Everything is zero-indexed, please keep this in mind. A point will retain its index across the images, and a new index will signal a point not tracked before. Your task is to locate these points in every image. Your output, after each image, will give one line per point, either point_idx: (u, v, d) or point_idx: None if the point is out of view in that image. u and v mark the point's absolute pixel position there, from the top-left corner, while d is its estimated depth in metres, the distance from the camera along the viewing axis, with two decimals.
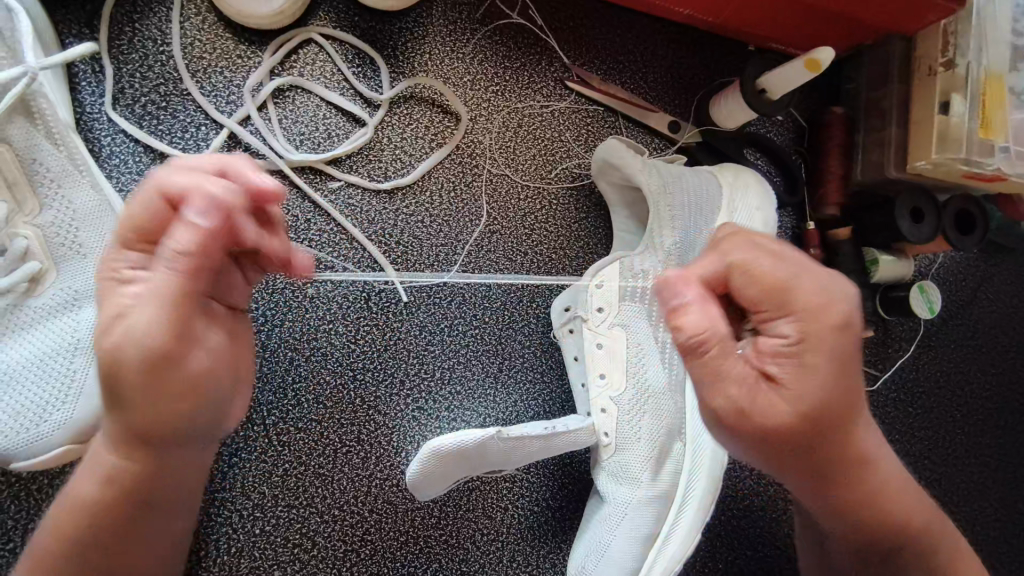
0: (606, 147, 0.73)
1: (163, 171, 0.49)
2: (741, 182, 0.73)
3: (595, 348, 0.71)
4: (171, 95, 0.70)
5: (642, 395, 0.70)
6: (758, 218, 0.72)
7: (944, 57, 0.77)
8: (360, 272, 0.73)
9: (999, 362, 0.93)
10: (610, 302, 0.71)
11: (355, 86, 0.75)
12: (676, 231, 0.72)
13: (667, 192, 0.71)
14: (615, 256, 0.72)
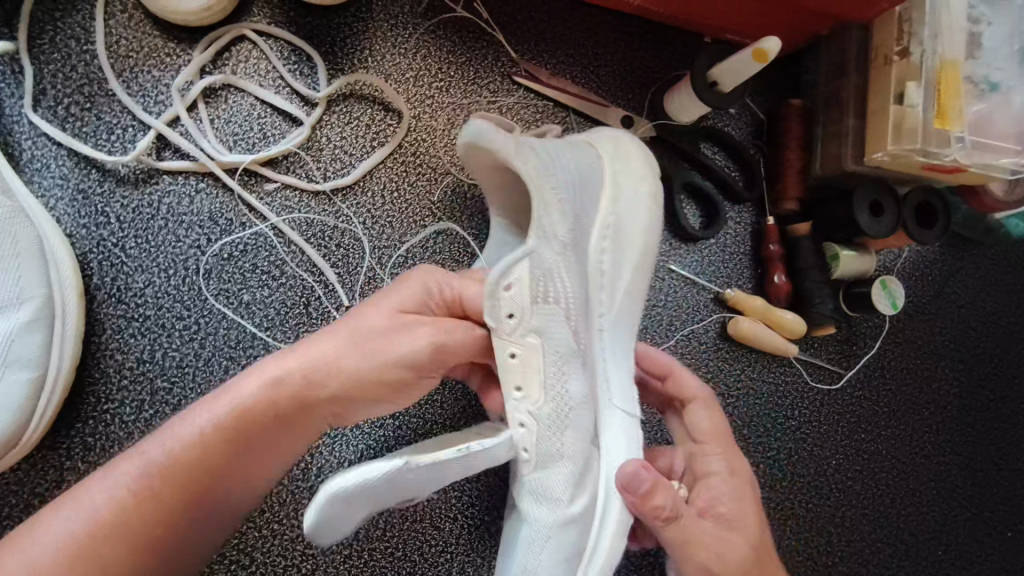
0: (477, 130, 0.63)
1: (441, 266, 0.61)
2: (620, 149, 0.73)
3: (505, 358, 0.59)
4: (96, 96, 0.68)
5: (564, 410, 0.60)
6: (645, 188, 0.72)
7: (899, 45, 0.75)
8: (299, 278, 0.71)
9: (967, 357, 0.92)
10: (522, 310, 0.59)
11: (291, 85, 0.73)
12: (568, 216, 0.65)
13: (546, 172, 0.65)
14: (524, 252, 0.60)
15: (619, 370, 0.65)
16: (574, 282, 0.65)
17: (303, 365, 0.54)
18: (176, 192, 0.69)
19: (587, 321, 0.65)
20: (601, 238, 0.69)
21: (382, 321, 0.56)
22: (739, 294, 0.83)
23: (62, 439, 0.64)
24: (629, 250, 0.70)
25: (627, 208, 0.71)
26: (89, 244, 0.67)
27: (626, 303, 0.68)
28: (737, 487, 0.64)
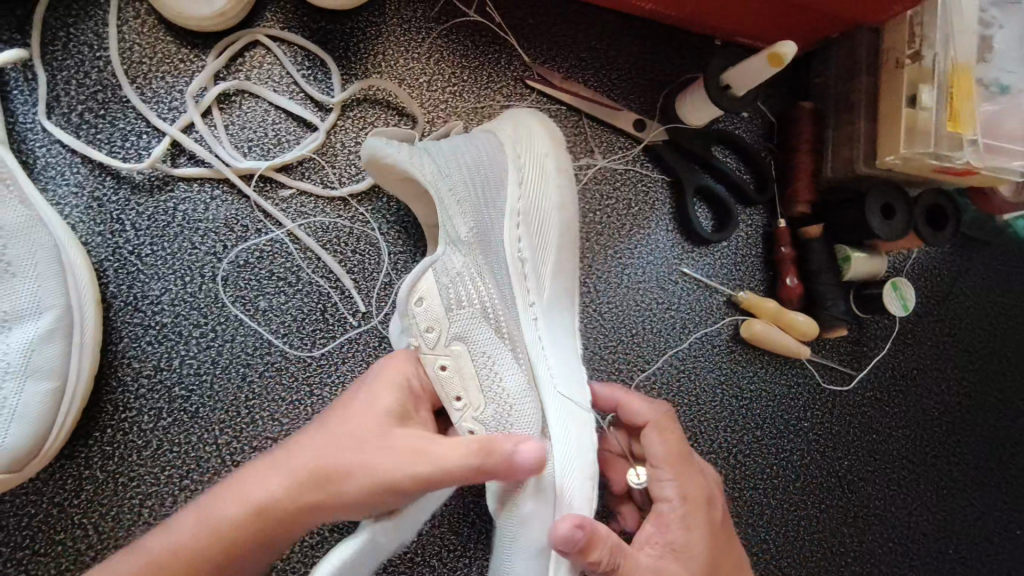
0: (371, 148, 0.62)
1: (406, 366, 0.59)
2: (523, 130, 0.68)
3: (437, 370, 0.59)
4: (109, 103, 0.67)
5: (503, 408, 0.60)
6: (550, 165, 0.68)
7: (911, 49, 0.76)
8: (315, 284, 0.71)
9: (977, 357, 0.92)
10: (436, 319, 0.61)
11: (304, 90, 0.72)
12: (467, 213, 0.64)
13: (445, 175, 0.64)
14: (426, 265, 0.61)
15: (558, 354, 0.65)
16: (490, 281, 0.64)
17: (306, 472, 0.51)
18: (192, 199, 0.69)
19: (516, 315, 0.65)
20: (515, 228, 0.66)
21: (392, 433, 0.53)
22: (751, 296, 0.83)
23: (81, 448, 0.64)
24: (546, 235, 0.67)
25: (540, 192, 0.67)
26: (105, 252, 0.67)
27: (556, 290, 0.67)
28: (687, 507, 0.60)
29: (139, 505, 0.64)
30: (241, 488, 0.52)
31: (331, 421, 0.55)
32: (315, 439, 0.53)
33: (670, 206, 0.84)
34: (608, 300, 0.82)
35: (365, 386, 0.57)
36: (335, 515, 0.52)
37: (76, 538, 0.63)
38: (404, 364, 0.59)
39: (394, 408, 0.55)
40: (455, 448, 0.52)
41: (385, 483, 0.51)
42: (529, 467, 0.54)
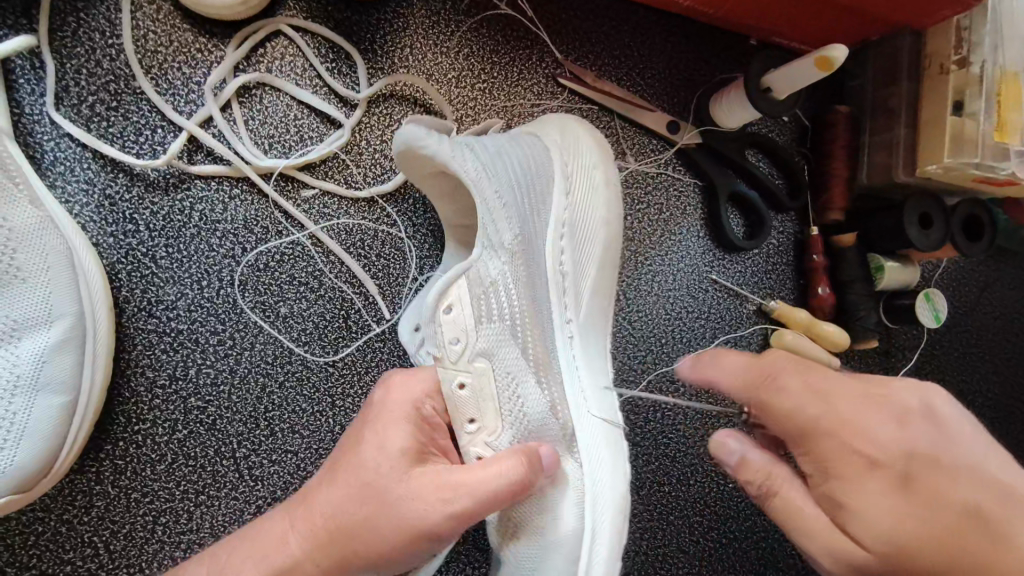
0: (410, 139, 0.59)
1: (418, 391, 0.57)
2: (570, 137, 0.64)
3: (455, 389, 0.56)
4: (122, 94, 0.63)
5: (524, 434, 0.57)
6: (599, 178, 0.64)
7: (957, 54, 0.73)
8: (337, 290, 0.67)
9: (1003, 370, 0.91)
10: (466, 331, 0.57)
11: (328, 84, 0.68)
12: (511, 218, 0.60)
13: (490, 176, 0.59)
14: (461, 271, 0.58)
15: (591, 374, 0.62)
16: (527, 294, 0.60)
17: (322, 525, 0.50)
18: (209, 198, 0.65)
19: (552, 331, 0.61)
20: (557, 239, 0.62)
21: (414, 476, 0.50)
22: (782, 306, 0.81)
23: (91, 463, 0.60)
24: (590, 248, 0.63)
25: (587, 205, 0.63)
26: (117, 254, 0.63)
27: (594, 305, 0.64)
28: (886, 441, 0.46)
29: (153, 522, 0.61)
30: (258, 557, 0.50)
31: (342, 471, 0.52)
32: (328, 496, 0.51)
33: (701, 211, 0.81)
34: (637, 308, 0.79)
35: (374, 428, 0.54)
36: (365, 571, 0.50)
37: (86, 557, 0.59)
38: (414, 394, 0.56)
39: (411, 447, 0.53)
40: (486, 473, 0.50)
41: (421, 528, 0.49)
42: (552, 468, 0.54)
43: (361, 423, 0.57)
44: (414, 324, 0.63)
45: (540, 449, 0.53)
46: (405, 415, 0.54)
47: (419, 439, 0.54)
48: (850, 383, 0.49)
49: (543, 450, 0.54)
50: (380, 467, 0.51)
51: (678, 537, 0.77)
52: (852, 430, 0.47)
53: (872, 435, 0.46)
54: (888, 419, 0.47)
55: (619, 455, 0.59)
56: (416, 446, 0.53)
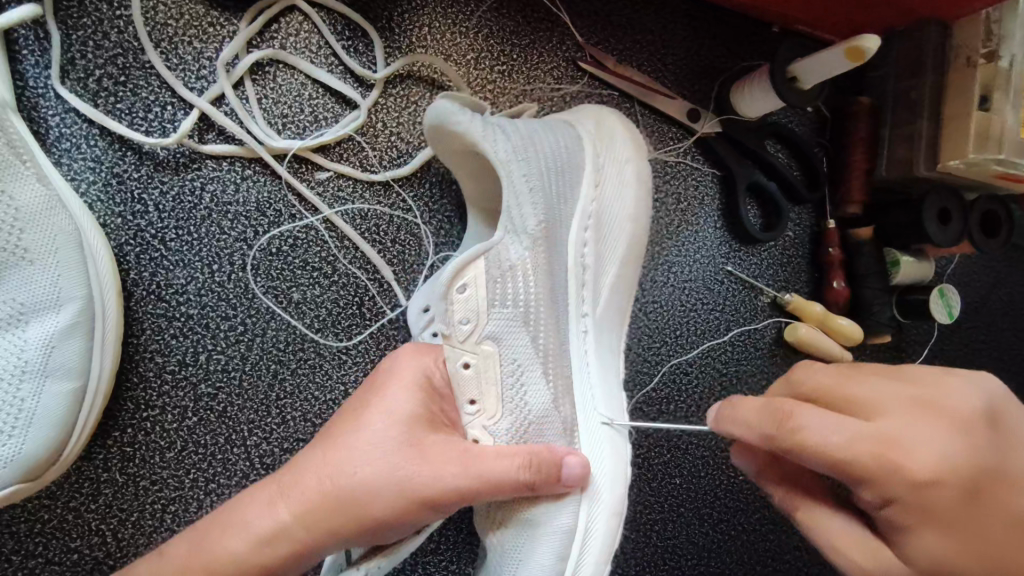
0: (445, 113, 0.57)
1: (427, 356, 0.54)
2: (606, 130, 0.65)
3: (459, 368, 0.55)
4: (130, 68, 0.61)
5: (525, 423, 0.55)
6: (630, 175, 0.64)
7: (986, 47, 0.72)
8: (351, 277, 0.65)
9: (1014, 368, 0.90)
10: (478, 314, 0.56)
11: (344, 63, 0.66)
12: (537, 201, 0.58)
13: (520, 158, 0.58)
14: (481, 250, 0.57)
15: (604, 381, 0.61)
16: (545, 281, 0.59)
17: (318, 489, 0.47)
18: (220, 178, 0.63)
19: (568, 325, 0.61)
20: (582, 231, 0.62)
21: (420, 446, 0.49)
22: (797, 299, 0.80)
23: (98, 450, 0.58)
24: (613, 247, 0.63)
25: (615, 197, 0.63)
26: (125, 234, 0.61)
27: (611, 302, 0.63)
28: (954, 458, 0.44)
29: (162, 510, 0.60)
30: (246, 521, 0.47)
31: (345, 433, 0.49)
32: (326, 457, 0.48)
33: (719, 201, 0.80)
34: (653, 299, 0.78)
35: (380, 391, 0.51)
36: (355, 536, 0.48)
37: (93, 545, 0.58)
38: (423, 361, 0.53)
39: (420, 413, 0.50)
40: (498, 458, 0.49)
41: (423, 498, 0.47)
42: (575, 481, 0.52)
43: (364, 387, 0.53)
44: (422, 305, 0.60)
45: (560, 451, 0.52)
46: (413, 380, 0.51)
47: (428, 406, 0.51)
48: (902, 391, 0.46)
49: (570, 459, 0.52)
50: (383, 428, 0.49)
51: (687, 529, 0.77)
52: (915, 457, 0.44)
53: (926, 458, 0.44)
54: (951, 433, 0.45)
55: (621, 459, 0.58)
56: (426, 413, 0.50)
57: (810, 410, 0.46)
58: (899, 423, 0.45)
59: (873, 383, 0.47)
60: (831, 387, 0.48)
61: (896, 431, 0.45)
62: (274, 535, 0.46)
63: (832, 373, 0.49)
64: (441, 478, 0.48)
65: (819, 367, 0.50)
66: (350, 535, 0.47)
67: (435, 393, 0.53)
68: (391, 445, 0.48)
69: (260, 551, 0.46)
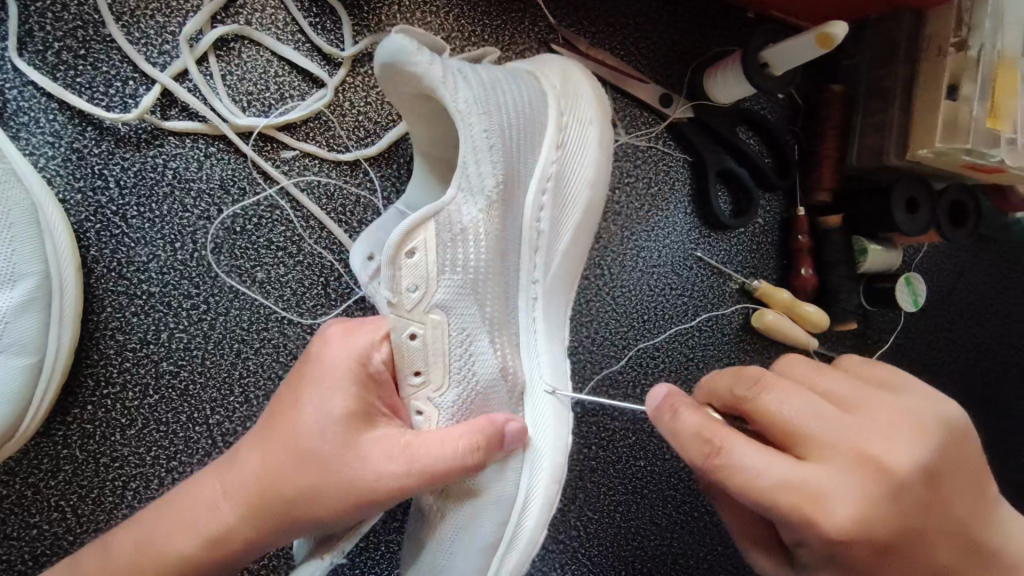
0: (403, 49, 0.51)
1: (364, 339, 0.51)
2: (571, 86, 0.62)
3: (405, 339, 0.52)
4: (91, 42, 0.60)
5: (471, 394, 0.54)
6: (591, 136, 0.62)
7: (957, 37, 0.72)
8: (317, 256, 0.65)
9: (978, 358, 0.91)
10: (427, 280, 0.53)
11: (311, 40, 0.66)
12: (497, 162, 0.55)
13: (480, 109, 0.54)
14: (431, 212, 0.53)
15: (548, 341, 0.61)
16: (497, 248, 0.57)
17: (258, 484, 0.48)
18: (183, 155, 0.62)
19: (517, 289, 0.60)
20: (540, 195, 0.60)
21: (357, 445, 0.48)
22: (765, 285, 0.80)
23: (58, 426, 0.59)
24: (569, 213, 0.62)
25: (575, 159, 0.62)
26: (85, 211, 0.60)
27: (562, 270, 0.63)
28: (877, 510, 0.40)
29: (123, 487, 0.60)
30: (189, 520, 0.48)
31: (282, 428, 0.49)
32: (262, 454, 0.48)
33: (690, 187, 0.80)
34: (618, 281, 0.78)
35: (311, 383, 0.49)
36: (301, 527, 0.48)
37: (54, 520, 0.58)
38: (358, 344, 0.51)
39: (355, 408, 0.48)
40: (438, 447, 0.48)
41: (363, 496, 0.47)
42: (515, 443, 0.52)
43: (293, 376, 0.52)
44: (367, 253, 0.59)
45: (501, 420, 0.51)
46: (347, 371, 0.49)
47: (367, 396, 0.50)
48: (843, 431, 0.41)
49: (510, 423, 0.51)
50: (319, 423, 0.48)
51: (650, 511, 0.78)
52: (836, 505, 0.40)
53: (847, 507, 0.40)
54: (883, 487, 0.40)
55: (564, 425, 0.59)
56: (360, 406, 0.49)
57: (743, 441, 0.42)
58: (831, 467, 0.40)
59: (819, 416, 0.42)
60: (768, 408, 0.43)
61: (822, 475, 0.40)
62: (219, 533, 0.47)
63: (798, 403, 0.42)
64: (381, 479, 0.47)
65: (779, 396, 0.43)
66: (294, 528, 0.48)
67: (376, 377, 0.51)
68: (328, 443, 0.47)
69: (205, 551, 0.47)
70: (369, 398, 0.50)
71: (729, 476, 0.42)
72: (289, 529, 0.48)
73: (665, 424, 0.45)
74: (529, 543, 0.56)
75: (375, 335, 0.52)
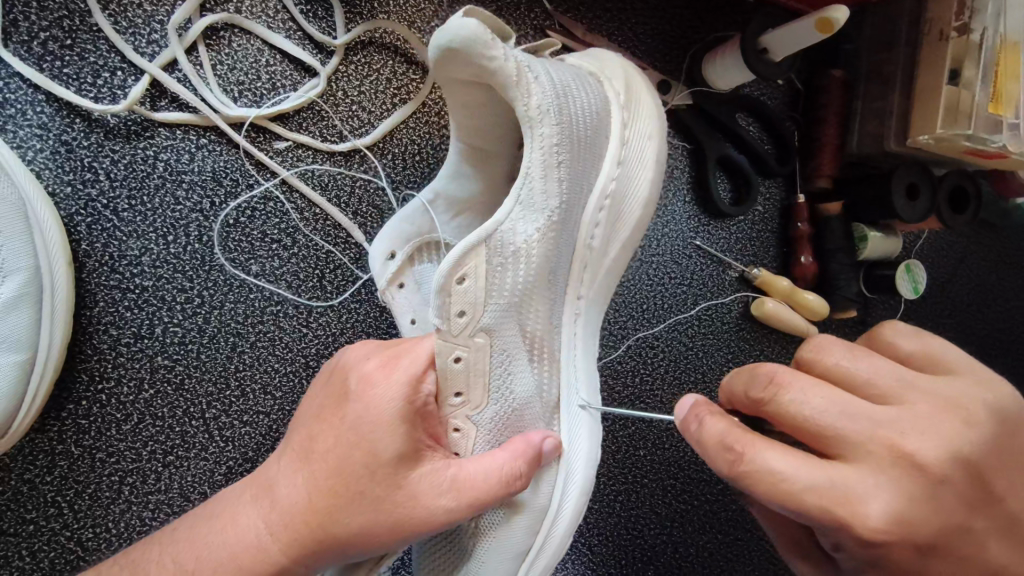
0: (475, 39, 0.48)
1: (406, 367, 0.47)
2: (634, 98, 0.60)
3: (450, 364, 0.48)
4: (77, 31, 0.59)
5: (509, 412, 0.52)
6: (651, 155, 0.60)
7: (958, 20, 0.71)
8: (313, 247, 0.64)
9: (978, 342, 0.91)
10: (474, 305, 0.50)
11: (303, 28, 0.64)
12: (562, 179, 0.54)
13: (551, 119, 0.52)
14: (481, 239, 0.50)
15: (587, 360, 0.59)
16: (546, 267, 0.55)
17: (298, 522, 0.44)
18: (174, 147, 0.62)
19: (562, 303, 0.59)
20: (596, 211, 0.59)
21: (406, 484, 0.44)
22: (765, 273, 0.80)
23: (52, 422, 0.58)
24: (620, 229, 0.61)
25: (633, 175, 0.60)
26: (75, 205, 0.59)
27: (605, 283, 0.61)
28: (909, 517, 0.36)
29: (120, 482, 0.59)
30: (227, 565, 0.45)
31: (319, 461, 0.45)
32: (306, 493, 0.45)
33: (690, 175, 0.79)
34: (628, 280, 0.77)
35: (357, 423, 0.45)
36: (347, 557, 0.46)
37: (50, 516, 0.58)
38: (404, 375, 0.46)
39: (405, 450, 0.45)
40: (484, 479, 0.46)
41: (407, 529, 0.44)
42: (549, 459, 0.51)
43: (330, 400, 0.47)
44: (386, 251, 0.58)
45: (537, 438, 0.49)
46: (397, 411, 0.45)
47: (410, 438, 0.45)
48: (878, 420, 0.37)
49: (547, 439, 0.50)
50: (354, 458, 0.44)
51: (651, 500, 0.77)
52: (869, 505, 0.36)
53: (880, 505, 0.36)
54: (912, 480, 0.36)
55: (596, 440, 0.57)
56: (405, 441, 0.45)
57: (768, 446, 0.38)
58: (859, 467, 0.36)
59: (853, 419, 0.37)
60: (787, 407, 0.38)
61: (851, 476, 0.36)
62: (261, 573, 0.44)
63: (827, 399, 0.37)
64: (428, 512, 0.44)
65: (799, 395, 0.38)
66: (337, 557, 0.45)
67: (416, 415, 0.46)
68: (381, 487, 0.44)
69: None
70: (411, 439, 0.45)
71: (757, 484, 0.37)
72: (329, 559, 0.45)
73: (693, 434, 0.42)
74: (558, 546, 0.55)
75: (417, 361, 0.47)
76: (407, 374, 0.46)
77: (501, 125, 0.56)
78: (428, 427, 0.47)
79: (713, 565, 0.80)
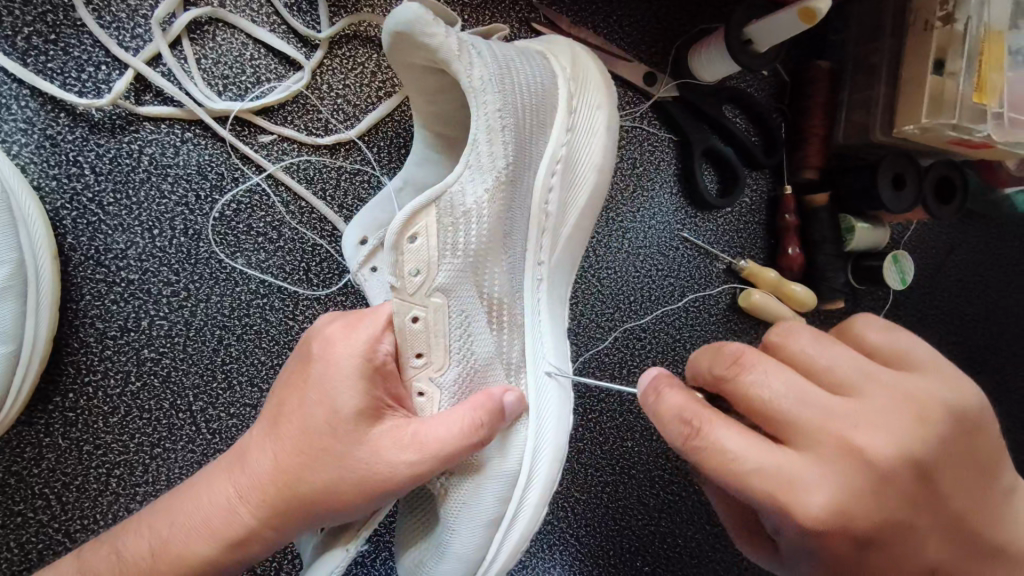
0: (415, 20, 0.49)
1: (366, 326, 0.47)
2: (581, 72, 0.62)
3: (409, 322, 0.50)
4: (61, 26, 0.59)
5: (468, 373, 0.53)
6: (598, 120, 0.62)
7: (943, 10, 0.70)
8: (298, 238, 0.65)
9: (965, 333, 0.91)
10: (428, 263, 0.52)
11: (287, 22, 0.65)
12: (508, 142, 0.54)
13: (492, 86, 0.53)
14: (433, 198, 0.52)
15: (557, 343, 0.60)
16: (499, 223, 0.55)
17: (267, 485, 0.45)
18: (159, 141, 0.62)
19: (523, 264, 0.60)
20: (549, 174, 0.60)
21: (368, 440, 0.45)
22: (753, 265, 0.80)
23: (40, 414, 0.58)
24: (575, 191, 0.62)
25: (583, 141, 0.61)
26: (61, 199, 0.60)
27: (566, 248, 0.63)
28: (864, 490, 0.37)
29: (107, 474, 0.60)
30: (201, 530, 0.45)
31: (287, 428, 0.46)
32: (274, 461, 0.45)
33: (676, 166, 0.79)
34: (607, 265, 0.77)
35: (319, 384, 0.45)
36: (318, 520, 0.46)
37: (38, 508, 0.58)
38: (366, 333, 0.47)
39: (366, 406, 0.45)
40: (447, 432, 0.45)
41: (372, 486, 0.44)
42: (515, 413, 0.50)
43: (292, 371, 0.48)
44: (359, 237, 0.58)
45: (498, 394, 0.49)
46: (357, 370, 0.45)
47: (373, 397, 0.46)
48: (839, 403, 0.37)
49: (508, 394, 0.49)
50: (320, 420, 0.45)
51: (639, 491, 0.78)
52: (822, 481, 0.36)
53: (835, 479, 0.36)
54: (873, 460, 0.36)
55: (566, 405, 0.58)
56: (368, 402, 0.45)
57: (723, 421, 0.38)
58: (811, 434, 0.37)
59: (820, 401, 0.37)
60: (747, 386, 0.38)
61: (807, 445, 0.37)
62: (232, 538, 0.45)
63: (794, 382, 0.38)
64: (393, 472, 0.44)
65: (762, 375, 0.38)
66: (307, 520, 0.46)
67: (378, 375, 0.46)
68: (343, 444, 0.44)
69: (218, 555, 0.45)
70: (375, 398, 0.46)
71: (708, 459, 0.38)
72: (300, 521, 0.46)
73: (650, 405, 0.42)
74: (531, 516, 0.55)
75: (376, 323, 0.48)
76: (368, 332, 0.47)
77: (458, 105, 0.58)
78: (391, 388, 0.48)
79: (701, 555, 0.81)
